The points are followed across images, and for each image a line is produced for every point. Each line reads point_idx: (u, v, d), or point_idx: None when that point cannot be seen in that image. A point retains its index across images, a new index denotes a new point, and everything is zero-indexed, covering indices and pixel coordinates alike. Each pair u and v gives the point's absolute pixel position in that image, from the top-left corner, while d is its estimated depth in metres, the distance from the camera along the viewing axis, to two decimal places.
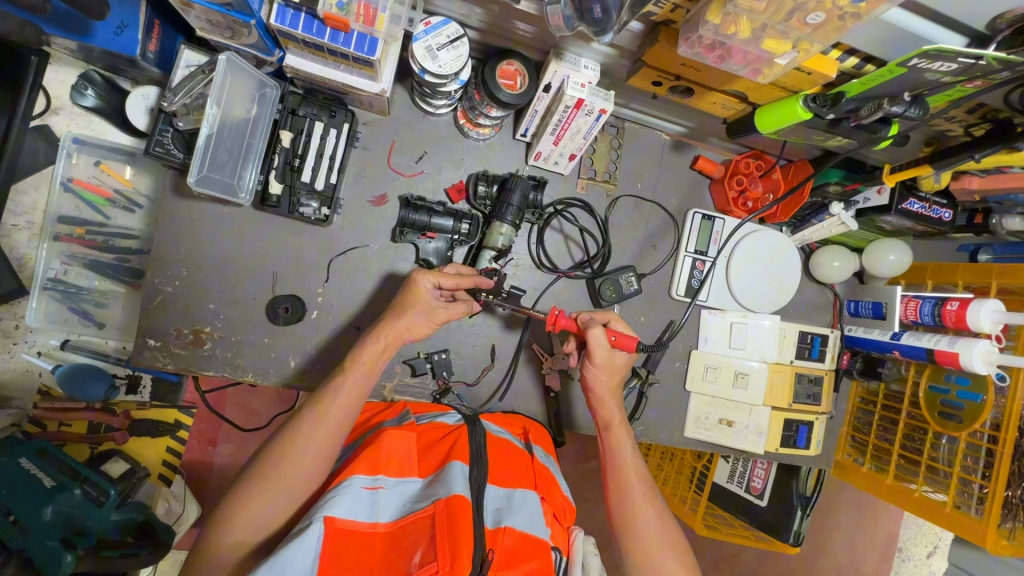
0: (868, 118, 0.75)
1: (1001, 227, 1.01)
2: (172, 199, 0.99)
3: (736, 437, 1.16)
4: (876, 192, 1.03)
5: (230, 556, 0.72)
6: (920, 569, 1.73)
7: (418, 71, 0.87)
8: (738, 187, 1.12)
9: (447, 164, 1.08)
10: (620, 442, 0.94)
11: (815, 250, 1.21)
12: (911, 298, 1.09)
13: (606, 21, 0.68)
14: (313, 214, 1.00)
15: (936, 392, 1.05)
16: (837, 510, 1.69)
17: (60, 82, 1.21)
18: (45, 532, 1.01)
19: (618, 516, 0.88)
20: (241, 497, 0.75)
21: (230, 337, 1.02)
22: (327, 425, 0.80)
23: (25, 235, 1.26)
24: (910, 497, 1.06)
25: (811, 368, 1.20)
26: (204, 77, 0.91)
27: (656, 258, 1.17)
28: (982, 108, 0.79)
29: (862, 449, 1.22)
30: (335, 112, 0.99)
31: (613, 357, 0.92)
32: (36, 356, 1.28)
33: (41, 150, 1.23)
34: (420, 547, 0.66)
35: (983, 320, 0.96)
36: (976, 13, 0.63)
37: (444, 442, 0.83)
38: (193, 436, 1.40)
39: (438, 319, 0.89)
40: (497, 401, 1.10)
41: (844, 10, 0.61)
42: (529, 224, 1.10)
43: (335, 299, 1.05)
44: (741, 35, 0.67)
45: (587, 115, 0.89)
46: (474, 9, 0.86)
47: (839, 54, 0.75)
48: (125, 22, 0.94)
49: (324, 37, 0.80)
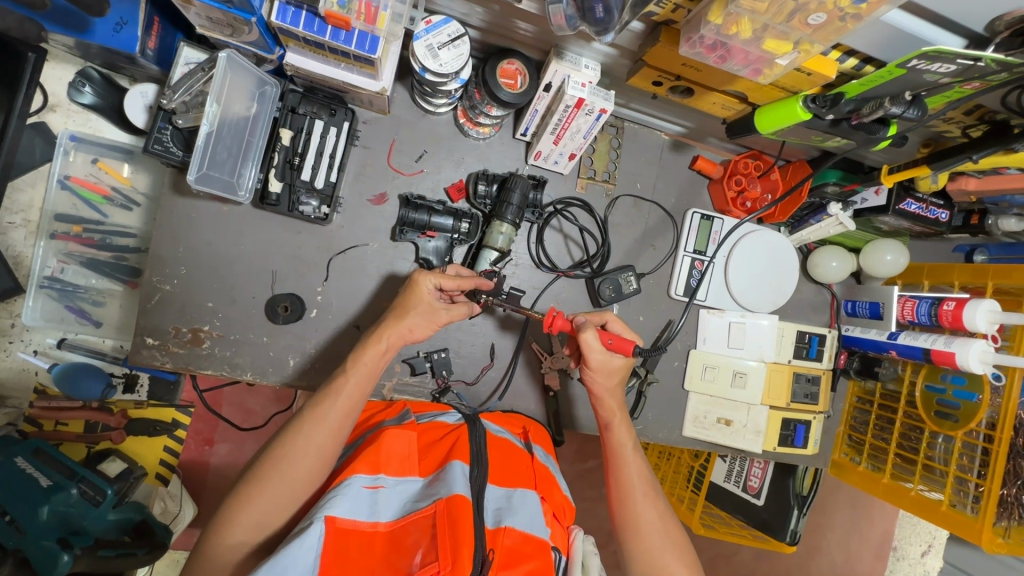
0: (868, 117, 0.76)
1: (997, 228, 1.01)
2: (170, 198, 0.98)
3: (733, 437, 1.17)
4: (874, 193, 1.04)
5: (232, 557, 0.72)
6: (914, 568, 1.74)
7: (419, 70, 0.87)
8: (737, 187, 1.12)
9: (447, 164, 1.08)
10: (620, 441, 0.93)
11: (813, 250, 1.22)
12: (908, 298, 1.10)
13: (608, 21, 0.68)
14: (313, 213, 0.99)
15: (932, 392, 1.06)
16: (833, 510, 1.70)
17: (57, 79, 1.22)
18: (42, 531, 1.01)
19: (621, 518, 0.88)
20: (242, 500, 0.74)
21: (229, 336, 1.01)
22: (327, 424, 0.79)
23: (22, 232, 1.26)
24: (907, 497, 1.06)
25: (809, 368, 1.21)
26: (204, 74, 0.89)
27: (655, 257, 1.17)
28: (979, 109, 0.80)
29: (859, 448, 1.22)
30: (336, 110, 0.98)
31: (610, 359, 0.90)
32: (33, 355, 1.27)
33: (37, 147, 1.23)
34: (420, 547, 0.65)
35: (979, 320, 0.97)
36: (975, 14, 0.64)
37: (444, 441, 0.83)
38: (191, 436, 1.36)
39: (439, 320, 0.89)
40: (496, 400, 1.11)
41: (846, 11, 0.61)
42: (530, 224, 1.10)
43: (334, 299, 1.04)
44: (743, 35, 0.68)
45: (587, 115, 0.90)
46: (475, 9, 0.86)
47: (839, 55, 0.75)
48: (124, 19, 0.94)
49: (325, 34, 0.80)
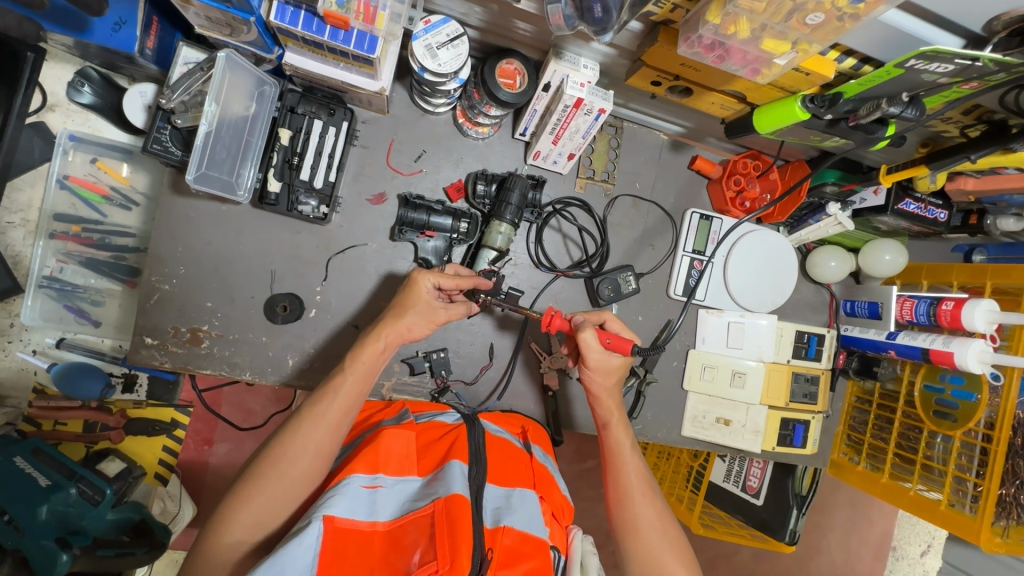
0: (867, 118, 0.76)
1: (996, 228, 1.01)
2: (169, 197, 0.98)
3: (732, 437, 1.17)
4: (873, 193, 1.04)
5: (231, 556, 0.72)
6: (914, 568, 1.74)
7: (418, 70, 0.87)
8: (736, 187, 1.12)
9: (446, 163, 1.08)
10: (619, 440, 0.93)
11: (812, 250, 1.22)
12: (907, 298, 1.10)
13: (606, 21, 0.68)
14: (312, 213, 0.99)
15: (930, 392, 1.05)
16: (832, 510, 1.70)
17: (57, 78, 1.22)
18: (41, 531, 1.01)
19: (619, 517, 0.88)
20: (241, 498, 0.74)
21: (228, 336, 1.01)
22: (325, 423, 0.79)
23: (20, 232, 1.25)
24: (905, 496, 1.06)
25: (808, 368, 1.21)
26: (203, 74, 0.89)
27: (654, 257, 1.17)
28: (977, 109, 0.80)
29: (857, 448, 1.23)
30: (334, 110, 0.98)
31: (608, 359, 0.90)
32: (31, 354, 1.27)
33: (37, 147, 1.23)
34: (419, 546, 0.65)
35: (977, 320, 0.97)
36: (973, 14, 0.64)
37: (443, 441, 0.83)
38: (189, 436, 1.36)
39: (438, 320, 0.89)
40: (495, 400, 1.11)
41: (844, 11, 0.61)
42: (528, 224, 1.11)
43: (333, 298, 1.04)
44: (741, 35, 0.68)
45: (586, 115, 0.90)
46: (474, 9, 0.86)
47: (837, 55, 0.75)
48: (123, 18, 0.94)
49: (324, 34, 0.80)
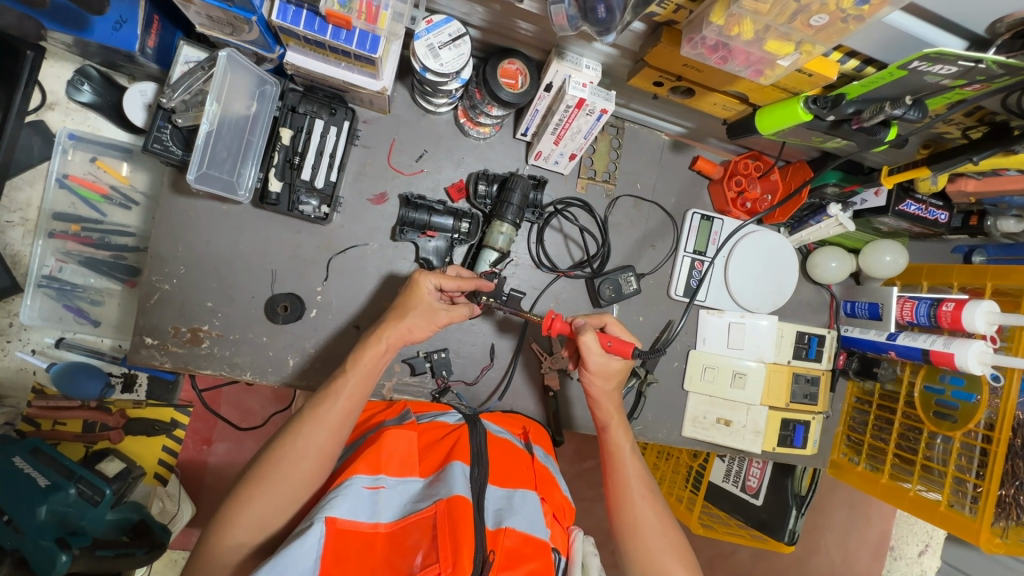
0: (869, 120, 0.76)
1: (996, 229, 1.02)
2: (170, 197, 0.98)
3: (731, 437, 1.17)
4: (874, 194, 1.04)
5: (233, 557, 0.73)
6: (911, 567, 1.75)
7: (420, 69, 0.87)
8: (737, 187, 1.12)
9: (447, 164, 1.07)
10: (619, 442, 0.93)
11: (812, 250, 1.22)
12: (907, 299, 1.11)
13: (609, 21, 0.68)
14: (313, 212, 0.99)
15: (931, 392, 1.05)
16: (831, 510, 1.70)
17: (55, 77, 1.22)
18: (39, 531, 1.00)
19: (619, 519, 0.88)
20: (243, 499, 0.74)
21: (228, 336, 1.01)
22: (327, 424, 0.79)
23: (19, 231, 1.25)
24: (905, 497, 1.07)
25: (809, 368, 1.21)
26: (204, 74, 0.89)
27: (655, 257, 1.17)
28: (979, 111, 0.80)
29: (857, 449, 1.23)
30: (336, 109, 0.97)
31: (607, 363, 0.90)
32: (30, 354, 1.26)
33: (36, 146, 1.22)
34: (421, 548, 0.66)
35: (978, 321, 0.97)
36: (975, 16, 0.64)
37: (444, 442, 0.82)
38: (188, 436, 1.36)
39: (439, 321, 0.88)
40: (495, 400, 1.11)
41: (848, 13, 0.61)
42: (530, 224, 1.10)
43: (334, 298, 1.04)
44: (744, 36, 0.68)
45: (588, 115, 0.90)
46: (476, 8, 0.86)
47: (841, 56, 0.75)
48: (123, 17, 0.94)
49: (326, 34, 0.80)
